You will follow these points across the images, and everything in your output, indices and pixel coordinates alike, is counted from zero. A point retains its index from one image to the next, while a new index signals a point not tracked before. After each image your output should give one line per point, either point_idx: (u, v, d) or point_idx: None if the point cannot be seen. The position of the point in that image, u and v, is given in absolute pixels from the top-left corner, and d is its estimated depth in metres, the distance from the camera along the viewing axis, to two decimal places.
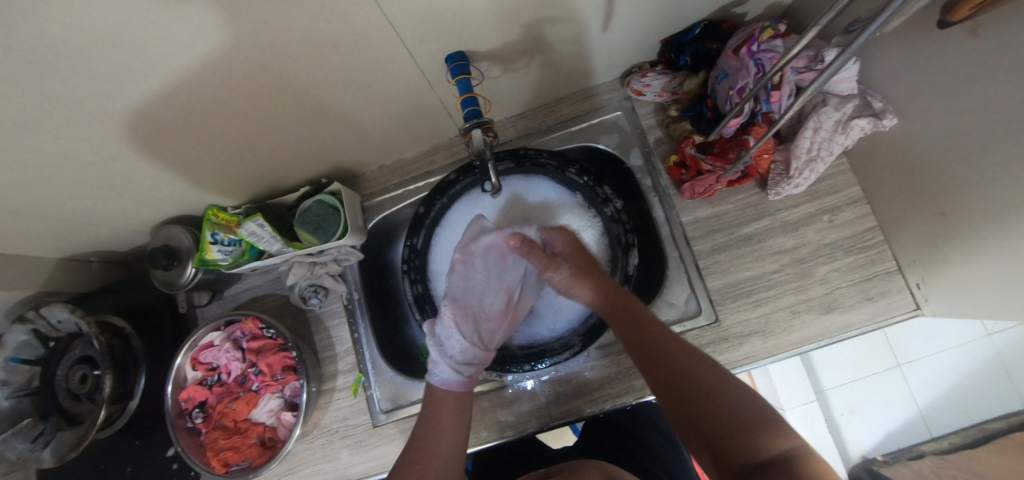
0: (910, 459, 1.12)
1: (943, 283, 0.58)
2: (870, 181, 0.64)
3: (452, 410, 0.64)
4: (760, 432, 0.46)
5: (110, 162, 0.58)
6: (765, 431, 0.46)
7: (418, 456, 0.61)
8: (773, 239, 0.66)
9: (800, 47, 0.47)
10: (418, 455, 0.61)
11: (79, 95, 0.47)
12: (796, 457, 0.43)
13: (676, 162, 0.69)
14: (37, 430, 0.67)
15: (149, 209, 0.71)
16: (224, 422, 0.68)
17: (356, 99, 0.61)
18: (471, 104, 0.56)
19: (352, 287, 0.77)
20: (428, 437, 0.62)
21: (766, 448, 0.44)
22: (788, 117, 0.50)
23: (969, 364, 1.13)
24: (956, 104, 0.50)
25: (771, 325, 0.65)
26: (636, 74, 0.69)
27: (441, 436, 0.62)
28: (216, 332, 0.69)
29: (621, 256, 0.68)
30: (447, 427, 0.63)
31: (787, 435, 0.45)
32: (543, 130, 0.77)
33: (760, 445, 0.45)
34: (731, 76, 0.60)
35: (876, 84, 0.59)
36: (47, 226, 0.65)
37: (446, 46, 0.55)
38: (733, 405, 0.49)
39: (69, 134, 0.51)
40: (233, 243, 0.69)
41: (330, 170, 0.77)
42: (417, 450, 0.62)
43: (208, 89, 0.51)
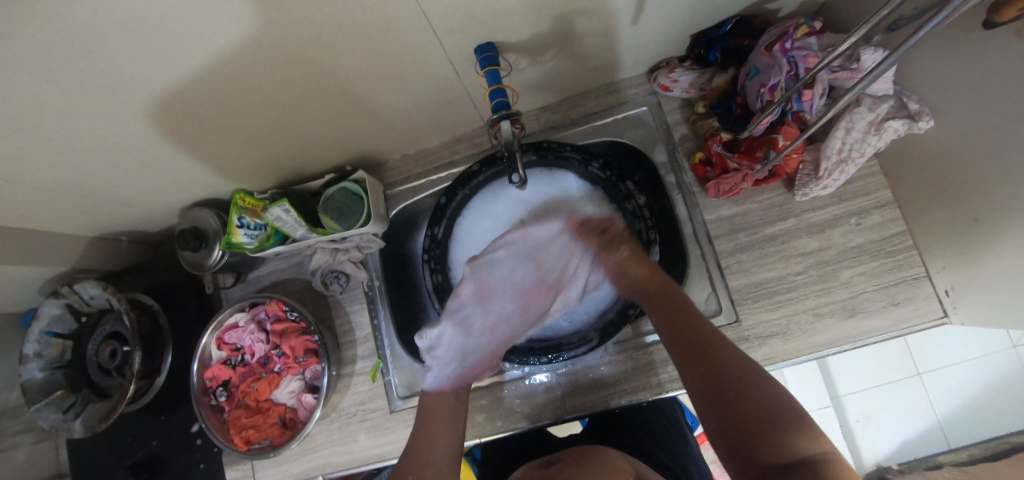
0: (925, 470, 1.11)
1: (973, 291, 0.56)
2: (901, 184, 0.63)
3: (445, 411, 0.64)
4: (793, 436, 0.42)
5: (145, 144, 0.59)
6: (798, 435, 0.42)
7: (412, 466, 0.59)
8: (798, 240, 0.66)
9: (847, 45, 0.45)
10: (411, 465, 0.59)
11: (118, 77, 0.48)
12: (826, 463, 0.39)
13: (702, 160, 0.68)
14: (69, 401, 0.70)
15: (179, 191, 0.72)
16: (247, 401, 0.69)
17: (384, 87, 0.61)
18: (499, 95, 0.56)
19: (373, 274, 0.78)
20: (425, 433, 0.62)
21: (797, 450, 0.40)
22: (827, 119, 0.49)
23: (992, 376, 1.11)
24: (997, 107, 0.49)
25: (793, 327, 0.64)
26: (664, 69, 0.69)
27: (433, 443, 0.61)
28: (240, 314, 0.70)
29: (642, 253, 0.67)
30: (443, 428, 0.63)
31: (817, 440, 0.41)
32: (567, 123, 0.77)
33: (786, 445, 0.41)
34: (763, 73, 0.59)
35: (913, 85, 0.58)
36: (82, 204, 0.67)
37: (475, 36, 0.55)
38: (770, 402, 0.44)
39: (107, 115, 0.53)
40: (259, 227, 0.70)
41: (354, 158, 0.78)
42: (410, 459, 0.60)
43: (241, 74, 0.52)
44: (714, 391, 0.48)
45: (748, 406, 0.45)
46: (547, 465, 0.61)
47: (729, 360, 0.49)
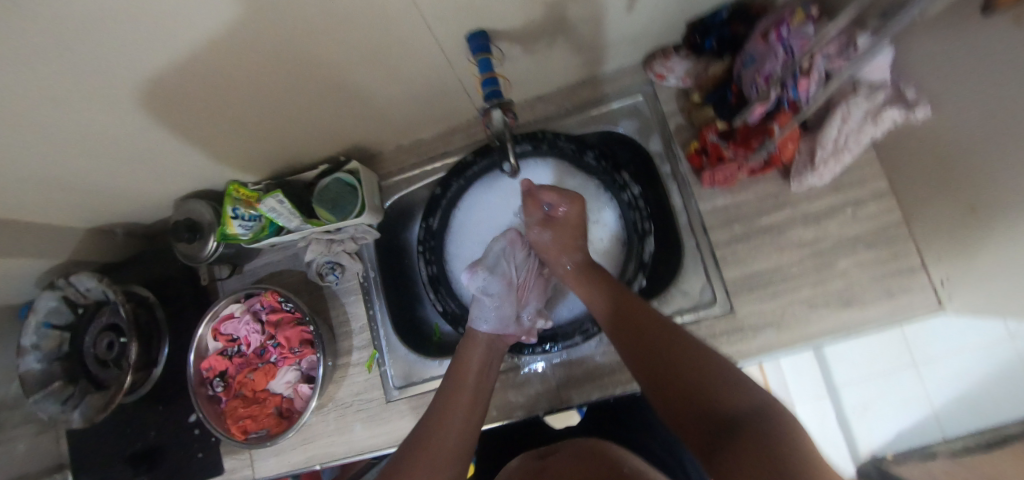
0: (920, 459, 1.11)
1: (968, 281, 0.56)
2: (898, 174, 0.62)
3: (473, 383, 0.61)
4: (728, 393, 0.44)
5: (136, 135, 0.59)
6: (734, 394, 0.44)
7: (442, 414, 0.58)
8: (793, 231, 0.65)
9: (835, 33, 0.46)
10: (441, 414, 0.58)
11: (105, 68, 0.47)
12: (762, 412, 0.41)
13: (697, 149, 0.68)
14: (67, 392, 0.70)
15: (173, 182, 0.72)
16: (244, 392, 0.70)
17: (376, 77, 0.61)
18: (491, 83, 0.55)
19: (368, 266, 0.77)
20: (450, 403, 0.59)
21: (735, 405, 0.43)
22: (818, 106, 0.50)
23: (989, 365, 1.08)
24: (993, 95, 0.48)
25: (787, 317, 0.64)
26: (660, 58, 0.68)
27: (462, 392, 0.60)
28: (236, 304, 0.70)
29: (637, 243, 0.67)
30: (470, 386, 0.61)
31: (748, 395, 0.44)
32: (562, 113, 0.76)
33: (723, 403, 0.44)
34: (758, 61, 0.58)
35: (911, 72, 0.57)
36: (74, 197, 0.67)
37: (467, 25, 0.54)
38: (703, 373, 0.47)
39: (97, 106, 0.52)
40: (253, 218, 0.70)
41: (348, 149, 0.77)
42: (440, 408, 0.59)
43: (228, 63, 0.51)
44: (667, 383, 0.49)
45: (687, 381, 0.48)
46: (543, 455, 0.61)
47: (662, 348, 0.52)
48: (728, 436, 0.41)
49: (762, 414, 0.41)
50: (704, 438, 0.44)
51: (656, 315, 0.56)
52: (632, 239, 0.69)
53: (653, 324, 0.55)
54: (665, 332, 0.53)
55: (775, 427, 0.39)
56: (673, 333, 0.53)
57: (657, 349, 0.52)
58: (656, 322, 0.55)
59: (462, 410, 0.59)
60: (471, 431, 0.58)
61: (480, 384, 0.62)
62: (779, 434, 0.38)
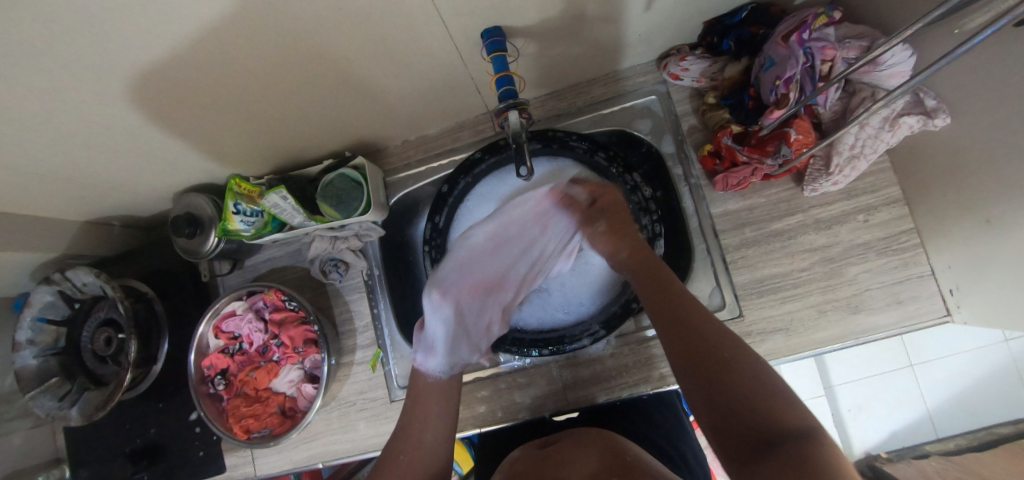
0: (914, 458, 1.13)
1: (978, 291, 0.56)
2: (912, 182, 0.62)
3: (440, 395, 0.61)
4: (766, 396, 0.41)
5: (136, 127, 0.57)
6: (782, 411, 0.40)
7: (402, 444, 0.58)
8: (804, 236, 0.65)
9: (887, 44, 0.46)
10: (401, 444, 0.59)
11: (103, 58, 0.45)
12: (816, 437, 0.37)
13: (710, 152, 0.67)
14: (65, 388, 0.69)
15: (172, 175, 0.70)
16: (246, 390, 0.69)
17: (387, 71, 0.59)
18: (506, 83, 0.54)
19: (373, 263, 0.77)
20: (417, 412, 0.60)
21: (784, 422, 0.39)
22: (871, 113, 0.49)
23: (982, 368, 1.12)
24: (1014, 106, 0.47)
25: (796, 323, 0.64)
26: (675, 57, 0.66)
27: (427, 421, 0.60)
28: (238, 302, 0.69)
29: (647, 245, 0.66)
30: (435, 411, 0.61)
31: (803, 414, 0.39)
32: (573, 111, 0.75)
33: (771, 421, 0.39)
34: (778, 65, 0.57)
35: (931, 80, 0.57)
36: (71, 189, 0.65)
37: (483, 21, 0.52)
38: (765, 381, 0.42)
39: (94, 96, 0.50)
40: (255, 214, 0.69)
41: (354, 143, 0.76)
42: (401, 437, 0.59)
43: (232, 53, 0.49)
44: (702, 364, 0.46)
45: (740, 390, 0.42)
46: (545, 444, 0.60)
47: (728, 360, 0.45)
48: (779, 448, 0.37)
49: (812, 437, 0.37)
50: (745, 450, 0.39)
51: (715, 321, 0.49)
52: (641, 242, 0.68)
53: (705, 330, 0.48)
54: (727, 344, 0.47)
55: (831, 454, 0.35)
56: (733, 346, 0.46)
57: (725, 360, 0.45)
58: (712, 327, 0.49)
59: (429, 420, 0.60)
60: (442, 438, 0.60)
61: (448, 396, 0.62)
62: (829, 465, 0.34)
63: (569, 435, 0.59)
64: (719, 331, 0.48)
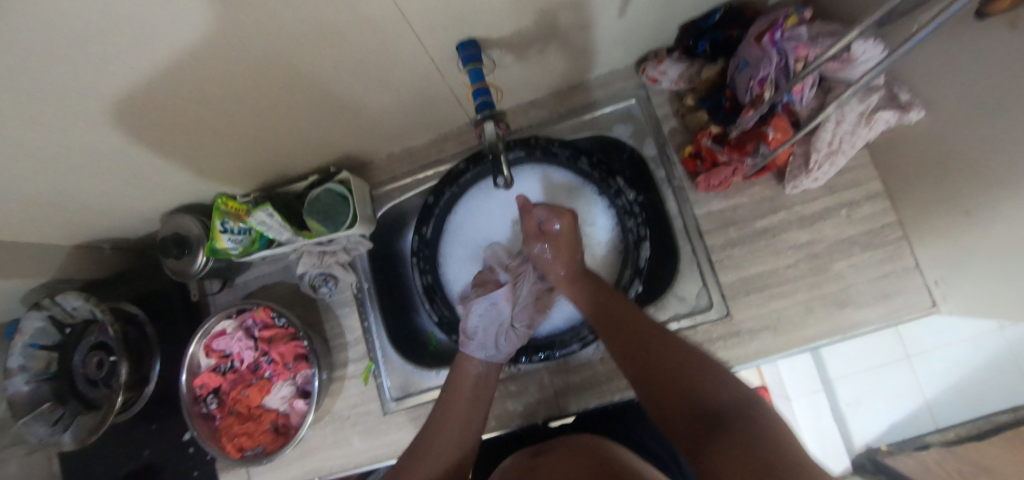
0: (914, 450, 1.11)
1: (962, 282, 0.56)
2: (892, 175, 0.62)
3: (469, 395, 0.62)
4: (710, 386, 0.46)
5: (118, 151, 0.58)
6: (721, 388, 0.45)
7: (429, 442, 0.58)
8: (788, 233, 0.65)
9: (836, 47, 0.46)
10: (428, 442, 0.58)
11: (81, 86, 0.46)
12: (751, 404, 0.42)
13: (692, 153, 0.67)
14: (56, 414, 0.68)
15: (159, 197, 0.71)
16: (238, 408, 0.69)
17: (366, 87, 0.60)
18: (483, 94, 0.54)
19: (362, 277, 0.77)
20: (447, 415, 0.60)
21: (717, 398, 0.44)
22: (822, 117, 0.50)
23: (981, 358, 1.08)
24: (985, 97, 0.48)
25: (784, 320, 0.64)
26: (652, 61, 0.67)
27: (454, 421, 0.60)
28: (227, 321, 0.69)
29: (632, 249, 0.67)
30: (463, 411, 0.61)
31: (743, 398, 0.43)
32: (555, 119, 0.75)
33: (709, 399, 0.45)
34: (753, 65, 0.58)
35: (904, 75, 0.57)
36: (58, 215, 0.66)
37: (456, 34, 0.53)
38: (700, 372, 0.48)
39: (75, 123, 0.51)
40: (243, 231, 0.69)
41: (339, 158, 0.76)
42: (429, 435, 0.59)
43: (207, 76, 0.50)
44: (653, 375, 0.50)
45: (681, 379, 0.48)
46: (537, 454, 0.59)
47: (672, 358, 0.50)
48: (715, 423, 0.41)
49: (747, 415, 0.41)
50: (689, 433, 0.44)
51: (669, 335, 0.54)
52: (627, 246, 0.68)
53: (659, 339, 0.53)
54: (669, 349, 0.51)
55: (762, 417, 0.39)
56: (678, 348, 0.51)
57: (671, 359, 0.50)
58: (656, 333, 0.54)
59: (459, 420, 0.60)
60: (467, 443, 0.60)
61: (479, 396, 0.63)
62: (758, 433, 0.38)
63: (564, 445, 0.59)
64: (661, 336, 0.53)
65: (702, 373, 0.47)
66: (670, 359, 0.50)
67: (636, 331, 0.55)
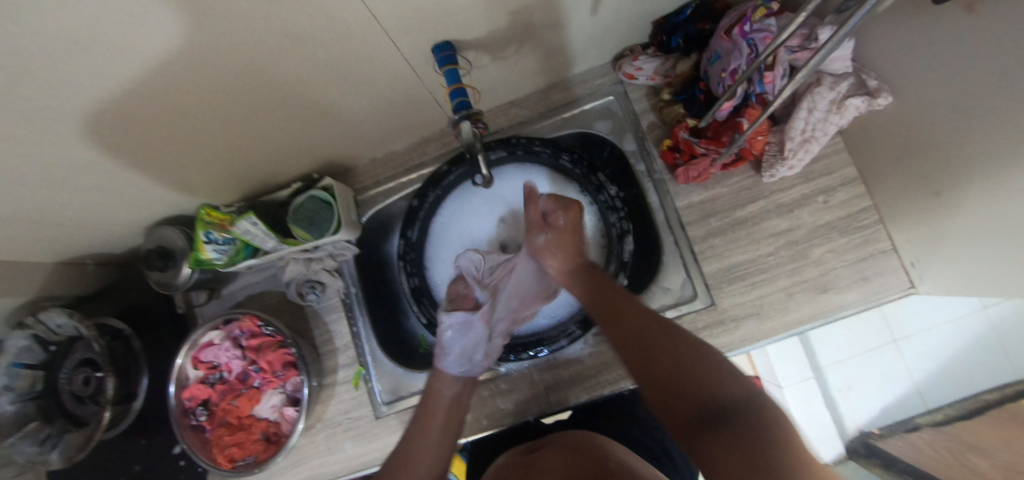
0: (904, 432, 1.15)
1: (936, 262, 0.58)
2: (865, 161, 0.63)
3: (444, 410, 0.65)
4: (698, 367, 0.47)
5: (97, 165, 0.57)
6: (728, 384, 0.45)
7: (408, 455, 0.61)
8: (768, 222, 0.66)
9: (790, 30, 0.45)
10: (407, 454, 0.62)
11: (55, 100, 0.46)
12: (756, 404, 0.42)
13: (670, 147, 0.68)
14: (44, 433, 0.67)
15: (141, 210, 0.70)
16: (229, 419, 0.69)
17: (345, 93, 0.60)
18: (460, 95, 0.55)
19: (350, 282, 0.77)
20: (423, 429, 0.63)
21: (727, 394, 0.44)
22: (782, 99, 0.51)
23: (962, 339, 1.13)
24: (949, 80, 0.49)
25: (767, 307, 0.65)
26: (628, 58, 0.68)
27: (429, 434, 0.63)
28: (215, 332, 0.69)
29: (616, 243, 0.68)
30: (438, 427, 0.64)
31: (743, 387, 0.44)
32: (535, 118, 0.76)
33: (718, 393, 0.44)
34: (723, 58, 0.59)
35: (870, 61, 0.58)
36: (38, 231, 0.65)
37: (431, 37, 0.53)
38: (690, 363, 0.48)
39: (52, 138, 0.51)
40: (227, 242, 0.69)
41: (321, 165, 0.76)
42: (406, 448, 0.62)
43: (182, 85, 0.50)
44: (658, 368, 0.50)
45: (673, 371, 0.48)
46: (530, 451, 0.60)
47: (660, 344, 0.51)
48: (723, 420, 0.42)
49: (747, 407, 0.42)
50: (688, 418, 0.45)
51: (648, 311, 0.56)
52: (611, 240, 0.69)
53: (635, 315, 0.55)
54: (664, 334, 0.52)
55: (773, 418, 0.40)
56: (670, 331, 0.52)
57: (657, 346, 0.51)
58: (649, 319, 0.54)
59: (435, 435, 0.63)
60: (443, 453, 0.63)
61: (452, 414, 0.65)
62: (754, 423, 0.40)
63: (553, 441, 0.60)
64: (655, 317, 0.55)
65: (694, 361, 0.48)
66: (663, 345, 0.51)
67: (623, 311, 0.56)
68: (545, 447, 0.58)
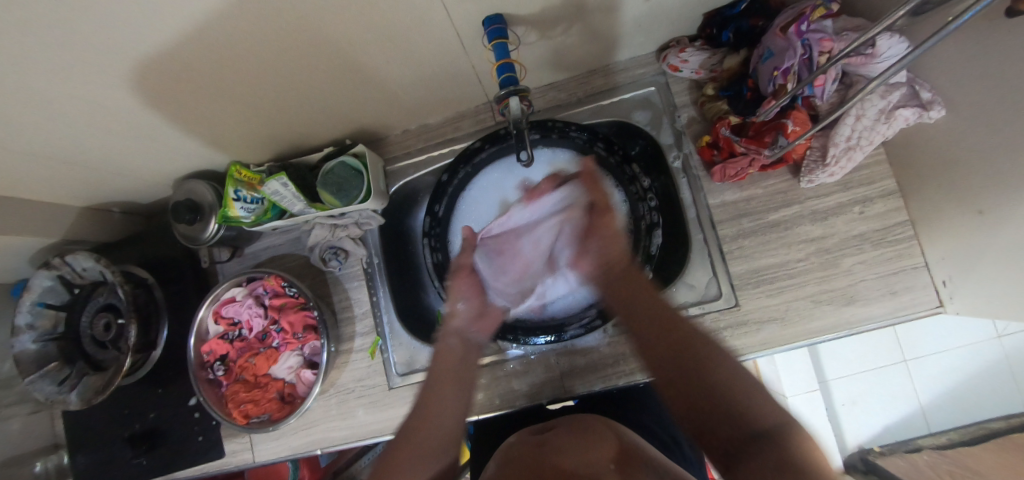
0: (905, 453, 1.16)
1: (970, 283, 0.57)
2: (907, 174, 0.62)
3: (456, 373, 0.62)
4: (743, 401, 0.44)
5: (137, 110, 0.57)
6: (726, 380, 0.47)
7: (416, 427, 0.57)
8: (800, 227, 0.65)
9: (880, 28, 0.44)
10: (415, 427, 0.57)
11: (103, 42, 0.45)
12: (785, 432, 0.40)
13: (709, 143, 0.67)
14: (64, 373, 0.70)
15: (173, 162, 0.70)
16: (245, 376, 0.69)
17: (390, 59, 0.59)
18: (507, 70, 0.55)
19: (372, 251, 0.77)
20: (433, 398, 0.60)
21: (755, 423, 0.42)
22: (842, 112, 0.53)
23: (977, 363, 1.14)
24: (1004, 101, 0.48)
25: (791, 312, 0.65)
26: (674, 49, 0.67)
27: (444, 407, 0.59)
28: (238, 288, 0.70)
29: (643, 236, 0.67)
30: (451, 394, 0.61)
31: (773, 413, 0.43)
32: (573, 102, 0.75)
33: (747, 418, 0.43)
34: (777, 55, 0.57)
35: (926, 72, 0.57)
36: (72, 173, 0.65)
37: (485, 7, 0.52)
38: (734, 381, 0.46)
39: (95, 79, 0.50)
40: (255, 200, 0.69)
41: (354, 132, 0.76)
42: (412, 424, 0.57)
43: (225, 35, 0.48)
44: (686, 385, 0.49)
45: (705, 388, 0.47)
46: (542, 431, 0.58)
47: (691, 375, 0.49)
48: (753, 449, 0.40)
49: (783, 433, 0.40)
50: (722, 442, 0.44)
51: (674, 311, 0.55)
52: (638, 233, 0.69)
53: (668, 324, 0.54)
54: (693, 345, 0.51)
55: (796, 445, 0.39)
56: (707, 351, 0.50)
57: (699, 371, 0.49)
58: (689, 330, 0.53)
59: (448, 411, 0.59)
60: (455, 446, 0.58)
61: (467, 362, 0.64)
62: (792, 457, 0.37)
63: (567, 422, 0.58)
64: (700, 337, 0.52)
65: (726, 369, 0.48)
66: (683, 345, 0.52)
67: (651, 313, 0.56)
68: (563, 426, 0.57)
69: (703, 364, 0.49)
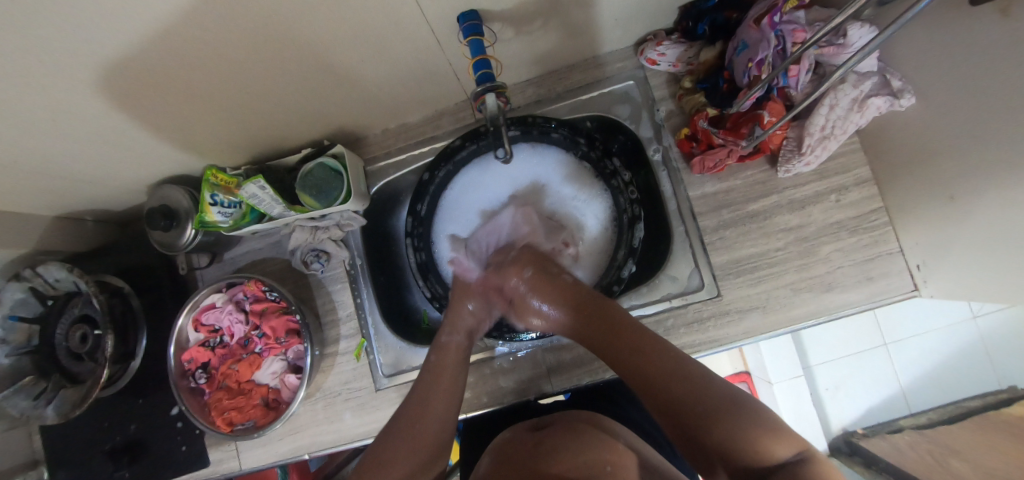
0: (888, 433, 1.19)
1: (943, 267, 0.58)
2: (880, 162, 0.63)
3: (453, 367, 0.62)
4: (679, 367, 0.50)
5: (103, 116, 0.55)
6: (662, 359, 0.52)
7: (414, 417, 0.57)
8: (778, 217, 0.66)
9: (843, 15, 0.45)
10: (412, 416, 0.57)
11: (62, 46, 0.44)
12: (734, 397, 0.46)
13: (687, 135, 0.68)
14: (40, 387, 0.68)
15: (146, 167, 0.69)
16: (228, 383, 0.68)
17: (364, 57, 0.58)
18: (482, 66, 0.55)
19: (355, 253, 0.76)
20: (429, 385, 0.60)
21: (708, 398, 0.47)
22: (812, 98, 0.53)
23: (951, 345, 1.17)
24: (971, 88, 0.49)
25: (771, 301, 0.66)
26: (651, 43, 0.67)
27: (430, 393, 0.59)
28: (218, 294, 0.69)
29: (626, 230, 0.67)
30: (444, 390, 0.59)
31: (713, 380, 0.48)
32: (553, 97, 0.75)
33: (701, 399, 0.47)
34: (750, 48, 0.58)
35: (896, 61, 0.58)
36: (39, 182, 0.64)
37: (458, 3, 0.52)
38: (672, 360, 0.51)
39: (57, 85, 0.48)
40: (233, 205, 0.67)
41: (332, 132, 0.75)
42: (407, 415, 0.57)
43: (190, 36, 0.47)
44: (646, 383, 0.50)
45: (660, 379, 0.50)
46: (537, 428, 0.57)
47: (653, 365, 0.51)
48: (714, 426, 0.45)
49: (743, 405, 0.45)
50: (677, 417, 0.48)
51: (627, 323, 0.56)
52: (621, 227, 0.69)
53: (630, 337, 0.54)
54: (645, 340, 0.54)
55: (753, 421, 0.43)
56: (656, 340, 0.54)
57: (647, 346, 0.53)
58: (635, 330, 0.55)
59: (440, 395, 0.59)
60: (438, 448, 0.57)
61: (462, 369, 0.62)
62: (755, 425, 0.43)
63: (564, 418, 0.57)
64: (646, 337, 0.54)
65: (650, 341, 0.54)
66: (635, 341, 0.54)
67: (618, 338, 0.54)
68: (559, 423, 0.56)
69: (647, 355, 0.52)
